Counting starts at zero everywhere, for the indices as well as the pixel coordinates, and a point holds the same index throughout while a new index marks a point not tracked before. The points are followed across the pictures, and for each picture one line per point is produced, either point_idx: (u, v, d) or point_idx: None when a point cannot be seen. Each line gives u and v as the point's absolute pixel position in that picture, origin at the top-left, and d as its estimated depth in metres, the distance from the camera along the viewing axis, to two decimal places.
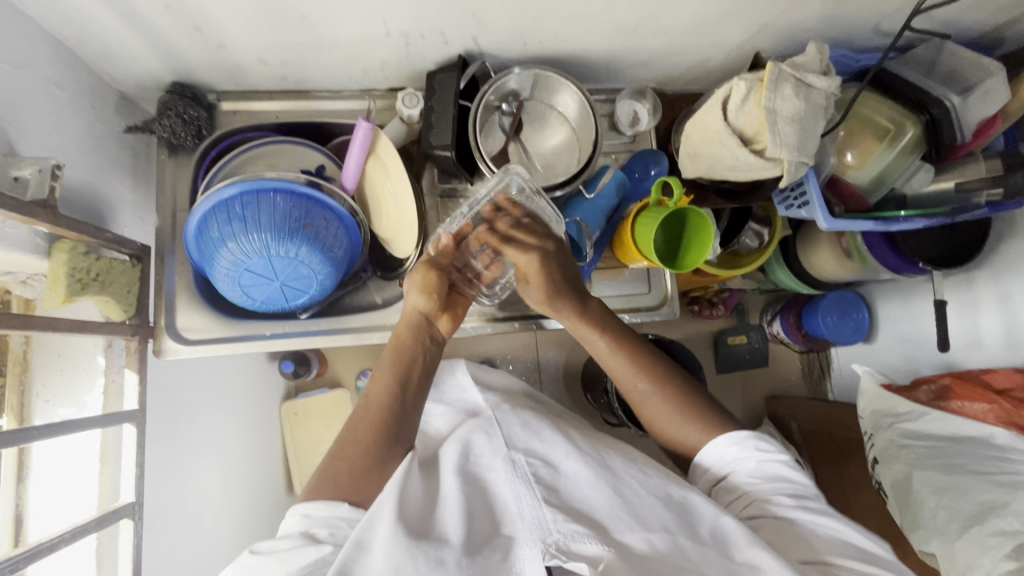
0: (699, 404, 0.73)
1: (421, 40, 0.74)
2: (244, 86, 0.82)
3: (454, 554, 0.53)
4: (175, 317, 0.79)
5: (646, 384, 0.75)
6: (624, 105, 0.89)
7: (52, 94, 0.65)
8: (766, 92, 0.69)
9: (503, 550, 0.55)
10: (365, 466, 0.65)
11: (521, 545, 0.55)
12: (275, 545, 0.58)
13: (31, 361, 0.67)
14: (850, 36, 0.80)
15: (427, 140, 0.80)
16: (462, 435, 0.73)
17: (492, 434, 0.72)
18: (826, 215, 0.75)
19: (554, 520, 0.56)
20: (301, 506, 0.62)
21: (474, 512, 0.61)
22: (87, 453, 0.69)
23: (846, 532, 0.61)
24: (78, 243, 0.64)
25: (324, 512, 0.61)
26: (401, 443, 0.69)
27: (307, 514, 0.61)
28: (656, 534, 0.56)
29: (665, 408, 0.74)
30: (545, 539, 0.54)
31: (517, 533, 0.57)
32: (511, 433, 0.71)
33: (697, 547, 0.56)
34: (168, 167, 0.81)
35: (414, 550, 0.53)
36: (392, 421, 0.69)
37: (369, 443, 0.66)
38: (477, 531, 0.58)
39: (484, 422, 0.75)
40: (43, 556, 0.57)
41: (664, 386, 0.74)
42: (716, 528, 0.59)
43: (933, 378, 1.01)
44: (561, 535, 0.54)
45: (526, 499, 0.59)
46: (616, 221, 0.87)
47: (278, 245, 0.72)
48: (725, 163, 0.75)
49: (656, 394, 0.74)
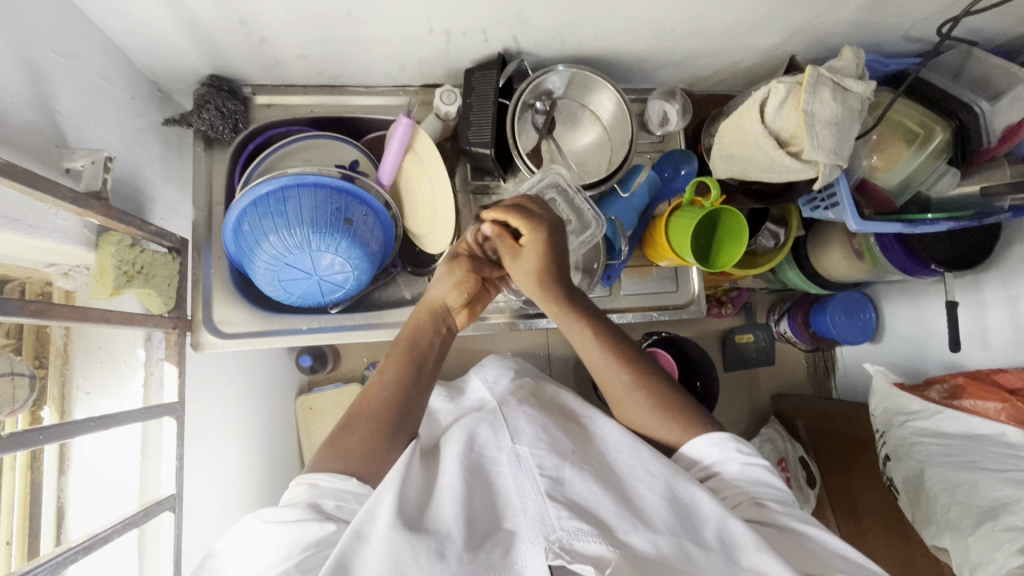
0: (685, 405, 0.72)
1: (462, 37, 0.75)
2: (279, 80, 0.82)
3: (456, 548, 0.52)
4: (212, 311, 0.79)
5: (629, 376, 0.74)
6: (654, 104, 0.90)
7: (97, 85, 0.64)
8: (805, 95, 0.70)
9: (504, 546, 0.54)
10: (375, 441, 0.64)
11: (523, 540, 0.54)
12: (277, 514, 0.56)
13: (71, 352, 0.70)
14: (880, 41, 0.82)
15: (465, 137, 0.81)
16: (467, 427, 0.75)
17: (498, 426, 0.73)
18: (855, 216, 0.77)
19: (558, 517, 0.55)
20: (309, 476, 0.60)
21: (473, 501, 0.60)
22: (127, 444, 0.69)
23: (839, 544, 0.58)
24: (125, 236, 0.65)
25: (330, 483, 0.59)
26: (404, 428, 0.68)
27: (313, 484, 0.59)
28: (661, 537, 0.55)
29: (647, 405, 0.72)
30: (548, 536, 0.53)
31: (519, 527, 0.56)
32: (517, 427, 0.72)
33: (702, 551, 0.55)
34: (204, 160, 0.81)
35: (413, 541, 0.52)
36: (401, 400, 0.69)
37: (381, 417, 0.67)
38: (478, 523, 0.57)
39: (489, 415, 0.77)
40: (97, 547, 0.56)
41: (649, 385, 0.73)
42: (723, 531, 0.57)
43: (945, 377, 1.03)
44: (564, 532, 0.53)
45: (530, 494, 0.59)
46: (648, 219, 0.89)
47: (319, 240, 0.72)
48: (759, 164, 0.77)
49: (638, 386, 0.73)
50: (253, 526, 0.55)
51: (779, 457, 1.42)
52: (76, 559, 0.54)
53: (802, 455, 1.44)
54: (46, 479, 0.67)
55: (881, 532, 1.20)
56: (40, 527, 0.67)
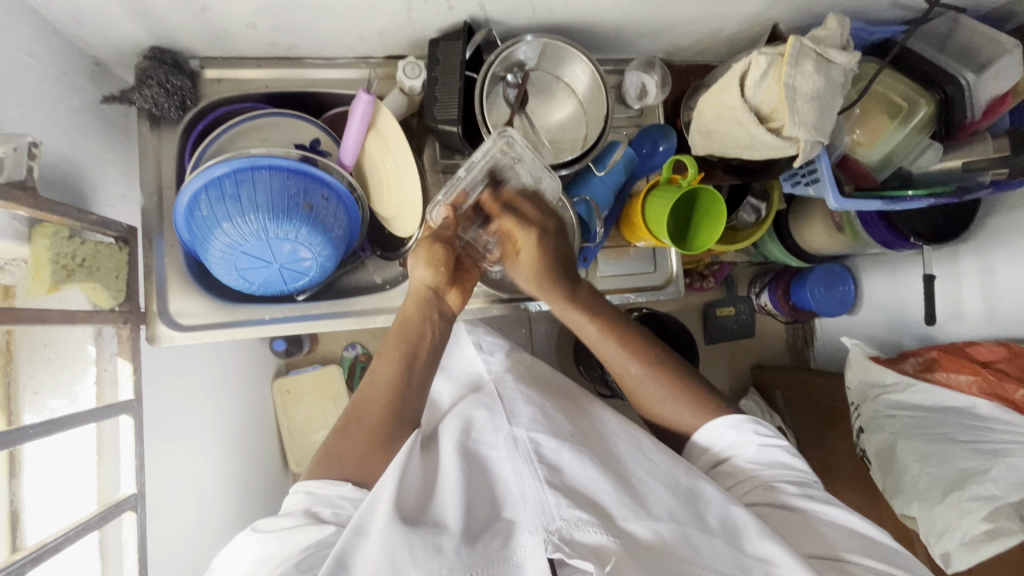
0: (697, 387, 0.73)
1: (423, 6, 0.69)
2: (229, 52, 0.76)
3: (453, 542, 0.50)
4: (167, 302, 0.74)
5: (639, 369, 0.74)
6: (632, 77, 0.86)
7: (20, 61, 0.59)
8: (786, 68, 0.67)
9: (503, 536, 0.52)
10: (370, 445, 0.63)
11: (522, 531, 0.51)
12: (276, 525, 0.55)
13: (15, 352, 0.63)
14: (867, 9, 0.78)
15: (431, 113, 0.76)
16: (462, 412, 0.71)
17: (495, 410, 0.70)
18: (836, 194, 0.75)
19: (558, 505, 0.52)
20: (304, 484, 0.60)
21: (474, 497, 0.58)
22: (83, 446, 0.66)
23: (853, 520, 0.60)
24: (62, 227, 0.60)
25: (324, 490, 0.59)
26: (404, 418, 0.67)
27: (308, 492, 0.59)
28: (663, 524, 0.54)
29: (662, 394, 0.73)
30: (548, 526, 0.50)
31: (519, 518, 0.53)
32: (514, 410, 0.68)
33: (703, 536, 0.54)
34: (151, 141, 0.75)
35: (410, 535, 0.50)
36: (401, 402, 0.67)
37: (375, 428, 0.65)
38: (477, 515, 0.55)
39: (486, 397, 0.73)
40: (50, 556, 0.54)
41: (661, 372, 0.74)
42: (727, 517, 0.56)
43: (920, 350, 1.02)
44: (565, 521, 0.51)
45: (529, 481, 0.56)
46: (625, 198, 0.85)
47: (276, 226, 0.68)
48: (739, 141, 0.74)
49: (650, 377, 0.74)
50: (252, 541, 0.55)
51: None
52: (22, 572, 0.52)
53: (779, 425, 1.46)
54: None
55: (853, 496, 1.24)
56: None
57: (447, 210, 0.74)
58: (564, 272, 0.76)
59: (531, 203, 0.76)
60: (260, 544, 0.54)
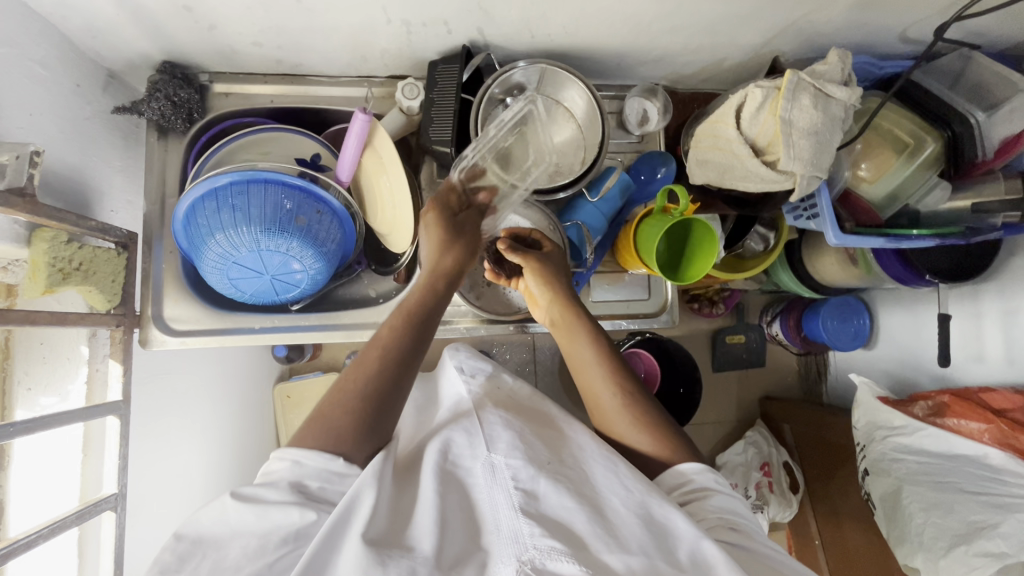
0: (672, 432, 0.69)
1: (423, 29, 0.71)
2: (237, 68, 0.78)
3: (427, 568, 0.50)
4: (162, 307, 0.77)
5: (633, 428, 0.69)
6: (633, 102, 0.86)
7: (33, 73, 0.62)
8: (782, 102, 0.66)
9: (478, 566, 0.51)
10: (363, 419, 0.59)
11: (497, 561, 0.51)
12: (259, 496, 0.52)
13: (12, 350, 0.63)
14: (874, 42, 0.77)
15: (426, 134, 0.77)
16: (444, 432, 0.69)
17: (474, 431, 0.68)
18: (835, 229, 0.73)
19: (531, 534, 0.52)
20: (289, 452, 0.56)
21: (449, 520, 0.57)
22: (69, 444, 0.68)
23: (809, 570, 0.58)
24: (60, 232, 0.62)
25: (314, 460, 0.55)
26: (399, 391, 0.63)
27: (296, 461, 0.55)
28: (634, 557, 0.52)
29: (639, 434, 0.69)
30: (521, 555, 0.50)
31: (494, 546, 0.53)
32: (493, 433, 0.67)
33: (674, 572, 0.52)
34: (158, 150, 0.78)
35: (384, 559, 0.49)
36: (394, 373, 0.63)
37: (372, 397, 0.61)
38: (450, 544, 0.54)
39: (467, 419, 0.71)
40: (22, 552, 0.56)
41: (651, 427, 0.69)
42: (697, 552, 0.54)
43: (930, 394, 0.98)
44: (537, 551, 0.51)
45: (504, 510, 0.55)
46: (619, 224, 0.84)
47: (268, 239, 0.70)
48: (735, 173, 0.73)
49: (639, 429, 0.69)
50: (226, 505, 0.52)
51: (762, 461, 1.45)
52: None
53: (786, 459, 1.46)
54: None
55: (864, 541, 1.20)
56: None
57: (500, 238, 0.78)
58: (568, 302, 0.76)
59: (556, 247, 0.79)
60: (234, 513, 0.51)
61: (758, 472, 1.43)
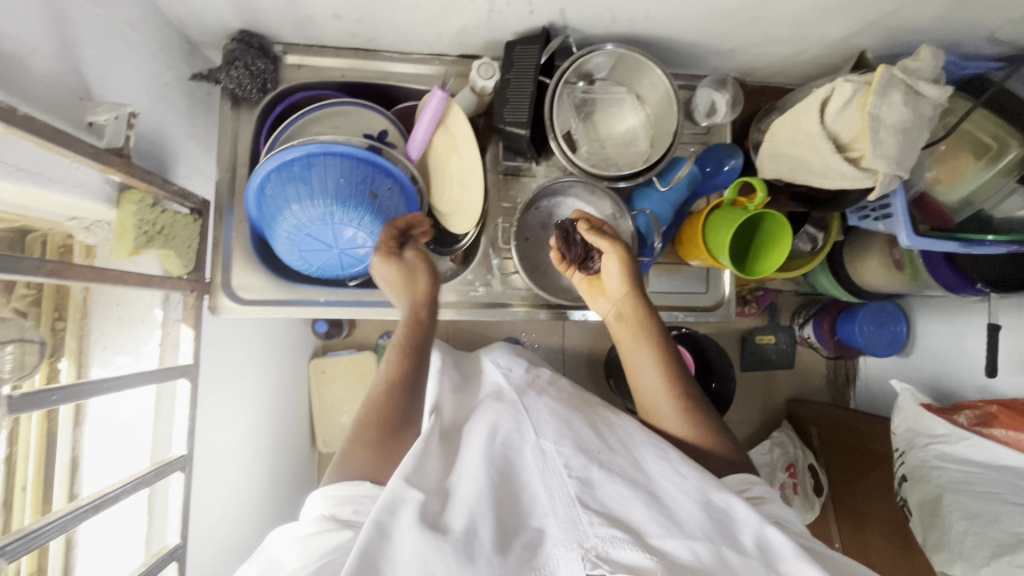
0: (711, 425, 0.70)
1: (506, 8, 0.70)
2: (311, 40, 0.78)
3: (487, 552, 0.50)
4: (231, 275, 0.77)
5: (678, 423, 0.70)
6: (703, 93, 0.85)
7: (124, 34, 0.62)
8: (873, 97, 0.64)
9: (534, 548, 0.52)
10: (382, 453, 0.65)
11: (554, 544, 0.52)
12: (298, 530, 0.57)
13: (90, 307, 0.68)
14: (960, 42, 0.75)
15: (500, 114, 0.76)
16: (489, 417, 0.69)
17: (519, 418, 0.69)
18: (909, 230, 0.73)
19: (591, 523, 0.53)
20: (323, 491, 0.62)
21: (505, 502, 0.57)
22: (142, 402, 0.69)
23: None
24: (147, 195, 0.63)
25: (345, 491, 0.60)
26: (410, 422, 0.68)
27: (329, 494, 0.61)
28: (698, 543, 0.53)
29: (683, 429, 0.70)
30: (584, 543, 0.51)
31: (549, 528, 0.54)
32: (540, 422, 0.67)
33: (739, 558, 0.53)
34: (230, 119, 0.78)
35: (442, 543, 0.50)
36: (400, 406, 0.68)
37: (386, 430, 0.66)
38: (506, 524, 0.54)
39: (509, 405, 0.72)
40: (108, 506, 0.55)
41: (699, 424, 0.70)
42: (761, 538, 0.55)
43: (976, 404, 0.98)
44: (599, 539, 0.51)
45: (558, 497, 0.56)
46: (684, 215, 0.84)
47: (342, 212, 0.71)
48: (812, 169, 0.71)
49: (685, 423, 0.70)
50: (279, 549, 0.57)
51: (789, 462, 1.43)
52: (83, 518, 0.52)
53: (810, 462, 1.44)
54: (62, 431, 0.66)
55: (889, 547, 1.19)
56: (54, 475, 0.66)
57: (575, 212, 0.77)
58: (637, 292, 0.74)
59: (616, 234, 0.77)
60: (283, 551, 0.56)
61: (784, 473, 1.41)
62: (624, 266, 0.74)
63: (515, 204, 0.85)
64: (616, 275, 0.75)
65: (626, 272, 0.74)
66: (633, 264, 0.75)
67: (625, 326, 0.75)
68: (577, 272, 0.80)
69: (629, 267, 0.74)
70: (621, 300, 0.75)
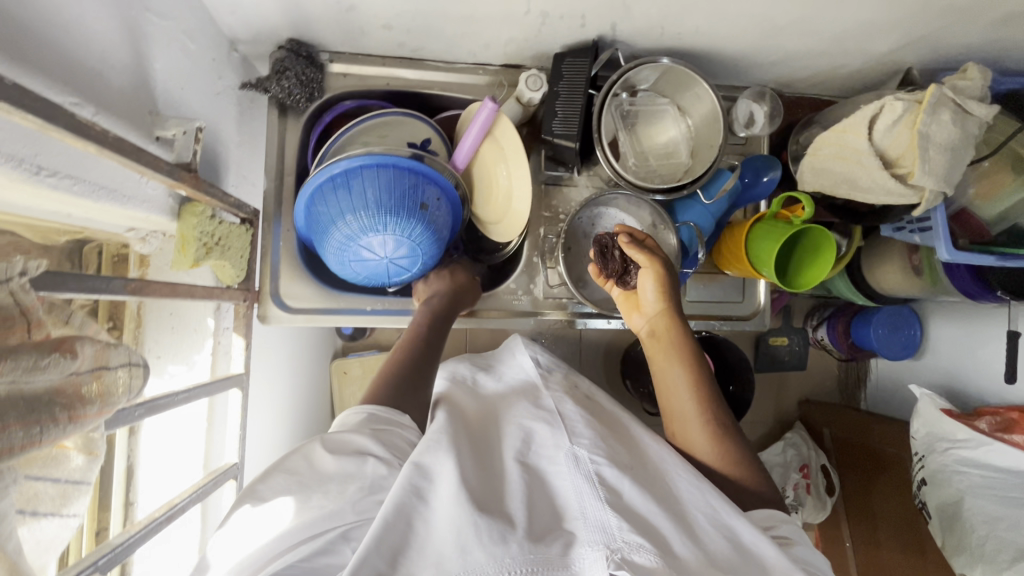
0: (746, 459, 0.68)
1: (558, 21, 0.70)
2: (358, 49, 0.78)
3: (518, 536, 0.49)
4: (279, 284, 0.77)
5: (710, 447, 0.68)
6: (742, 104, 0.85)
7: (184, 46, 0.61)
8: (923, 116, 0.66)
9: (564, 543, 0.51)
10: (411, 385, 0.68)
11: (582, 543, 0.51)
12: (346, 443, 0.56)
13: (144, 318, 0.67)
14: (1000, 58, 0.76)
15: (548, 127, 0.77)
16: (523, 426, 0.68)
17: (556, 426, 0.67)
18: (948, 245, 0.74)
19: (620, 527, 0.52)
20: (364, 407, 0.62)
21: (536, 503, 0.56)
22: (195, 413, 0.71)
23: None
24: (207, 207, 0.63)
25: (385, 413, 0.62)
26: (428, 375, 0.71)
27: (371, 414, 0.61)
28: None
29: (713, 456, 0.68)
30: (609, 545, 0.50)
31: (579, 530, 0.53)
32: (576, 429, 0.66)
33: None
34: (276, 127, 0.79)
35: (478, 520, 0.49)
36: (420, 356, 0.72)
37: (410, 370, 0.70)
38: (538, 520, 0.54)
39: (547, 413, 0.70)
40: (177, 517, 0.56)
41: (730, 456, 0.67)
42: None
43: (997, 410, 0.98)
44: (626, 544, 0.50)
45: (589, 499, 0.55)
46: (723, 227, 0.85)
47: (393, 220, 0.69)
48: (856, 184, 0.72)
49: (716, 451, 0.68)
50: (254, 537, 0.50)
51: (802, 462, 1.44)
52: (157, 531, 0.54)
53: (824, 463, 1.45)
54: (119, 439, 0.64)
55: (902, 546, 1.22)
56: (112, 485, 0.65)
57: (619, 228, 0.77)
58: (674, 309, 0.75)
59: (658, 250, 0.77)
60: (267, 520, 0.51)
61: (797, 474, 1.42)
62: (660, 283, 0.75)
63: (557, 214, 0.85)
64: (651, 292, 0.76)
65: (663, 291, 0.75)
66: (671, 281, 0.75)
67: (658, 342, 0.75)
68: (615, 286, 0.80)
69: (665, 284, 0.74)
70: (656, 317, 0.76)
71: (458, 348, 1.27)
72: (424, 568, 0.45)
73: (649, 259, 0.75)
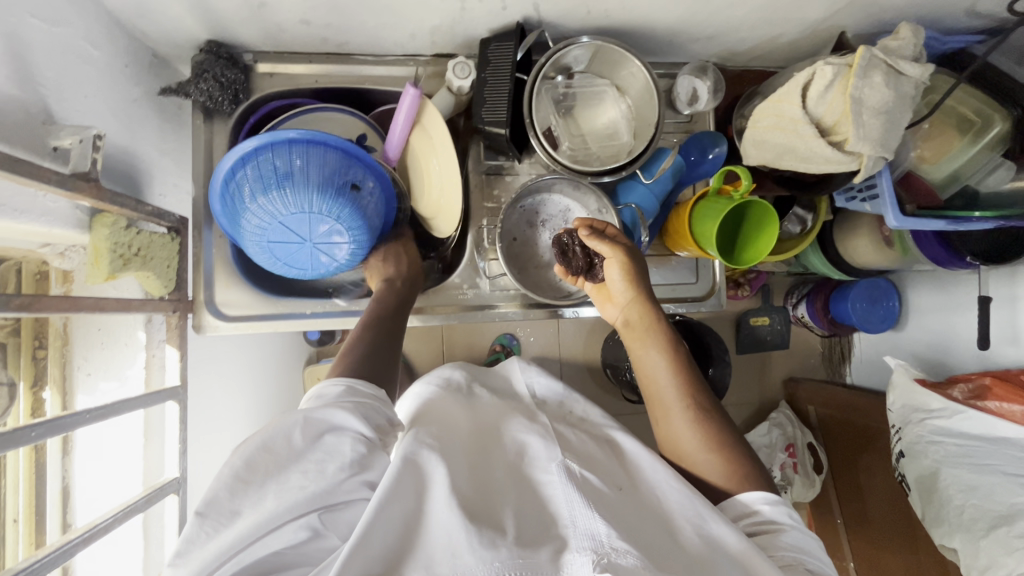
0: (739, 451, 0.65)
1: (476, 5, 0.68)
2: (282, 47, 0.76)
3: (508, 543, 0.47)
4: (213, 291, 0.76)
5: (698, 438, 0.66)
6: (684, 81, 0.83)
7: (86, 53, 0.60)
8: (853, 78, 0.64)
9: (553, 548, 0.48)
10: (384, 358, 0.65)
11: (572, 547, 0.48)
12: (326, 418, 0.52)
13: (72, 334, 0.65)
14: (940, 16, 0.74)
15: (478, 115, 0.75)
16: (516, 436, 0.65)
17: (551, 441, 0.63)
18: (895, 212, 0.72)
19: (608, 533, 0.48)
20: (344, 379, 0.58)
21: (524, 512, 0.53)
22: (131, 429, 0.70)
23: None
24: (120, 217, 0.62)
25: (367, 389, 0.58)
26: (396, 350, 0.69)
27: (349, 387, 0.57)
28: None
29: (702, 446, 0.66)
30: (597, 550, 0.47)
31: (569, 534, 0.49)
32: (568, 444, 0.64)
33: None
34: (204, 132, 0.77)
35: (470, 526, 0.49)
36: (388, 329, 0.69)
37: (378, 347, 0.66)
38: (527, 527, 0.51)
39: (543, 428, 0.67)
40: (100, 536, 0.54)
41: (722, 448, 0.65)
42: None
43: (971, 376, 0.95)
44: (614, 550, 0.47)
45: (579, 507, 0.52)
46: (669, 207, 0.84)
47: (322, 202, 0.67)
48: (796, 154, 0.70)
49: (706, 444, 0.65)
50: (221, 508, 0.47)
51: (788, 442, 1.43)
52: (75, 551, 0.51)
53: (810, 441, 1.44)
54: (51, 460, 0.64)
55: (892, 519, 1.20)
56: (46, 507, 0.63)
57: (578, 218, 0.74)
58: (645, 295, 0.73)
59: (620, 236, 0.74)
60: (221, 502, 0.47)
61: (783, 453, 1.40)
62: (627, 272, 0.72)
63: (499, 204, 0.83)
64: (619, 281, 0.73)
65: (631, 277, 0.72)
66: (637, 267, 0.73)
67: (636, 333, 0.73)
68: (586, 281, 0.79)
69: (629, 270, 0.72)
70: (630, 307, 0.74)
71: (432, 349, 1.25)
72: (414, 569, 0.45)
73: (612, 248, 0.72)
